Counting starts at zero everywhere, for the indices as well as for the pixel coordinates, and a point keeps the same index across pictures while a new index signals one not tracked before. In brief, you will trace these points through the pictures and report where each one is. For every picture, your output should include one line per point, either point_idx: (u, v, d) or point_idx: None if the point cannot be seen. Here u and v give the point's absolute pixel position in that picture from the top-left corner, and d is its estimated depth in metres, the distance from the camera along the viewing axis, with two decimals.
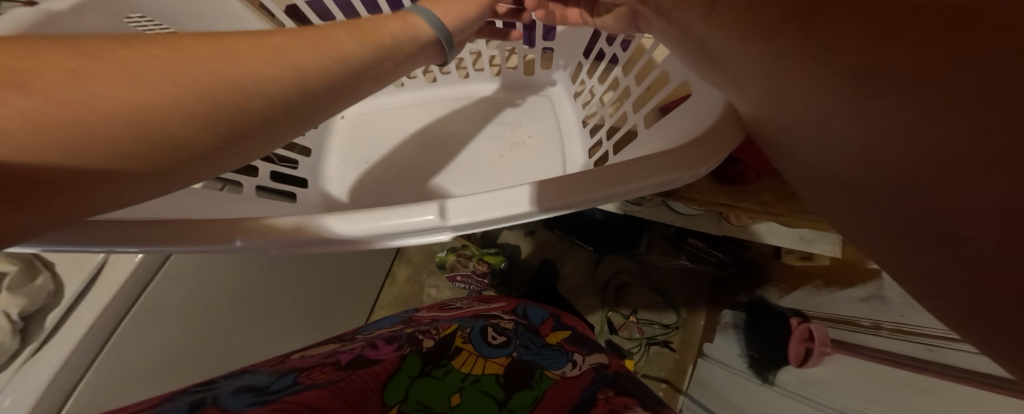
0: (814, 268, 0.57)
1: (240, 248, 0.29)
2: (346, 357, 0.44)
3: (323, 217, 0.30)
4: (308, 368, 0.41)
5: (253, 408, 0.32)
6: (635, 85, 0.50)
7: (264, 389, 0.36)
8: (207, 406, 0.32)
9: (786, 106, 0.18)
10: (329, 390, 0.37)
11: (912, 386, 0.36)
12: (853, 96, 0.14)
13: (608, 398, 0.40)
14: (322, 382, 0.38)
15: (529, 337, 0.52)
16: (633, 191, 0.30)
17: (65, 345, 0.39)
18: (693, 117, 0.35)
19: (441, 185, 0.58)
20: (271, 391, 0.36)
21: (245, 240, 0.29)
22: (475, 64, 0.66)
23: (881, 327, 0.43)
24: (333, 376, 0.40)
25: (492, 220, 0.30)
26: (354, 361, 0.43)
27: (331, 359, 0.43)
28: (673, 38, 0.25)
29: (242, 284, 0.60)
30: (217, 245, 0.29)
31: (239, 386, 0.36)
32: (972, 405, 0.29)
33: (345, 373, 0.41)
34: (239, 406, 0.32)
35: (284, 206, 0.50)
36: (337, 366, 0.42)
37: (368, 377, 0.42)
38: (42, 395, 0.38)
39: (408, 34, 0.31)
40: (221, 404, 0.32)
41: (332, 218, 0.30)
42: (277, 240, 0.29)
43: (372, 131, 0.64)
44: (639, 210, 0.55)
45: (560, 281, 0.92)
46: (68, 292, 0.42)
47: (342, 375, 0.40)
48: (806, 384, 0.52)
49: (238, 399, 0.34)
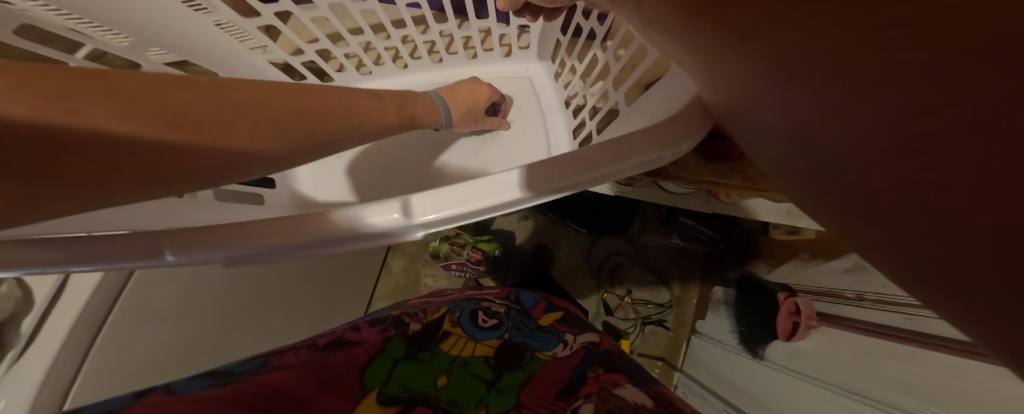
0: (799, 241, 0.58)
1: (172, 262, 0.27)
2: (324, 339, 0.43)
3: (343, 210, 0.28)
4: (281, 351, 0.40)
5: (209, 390, 0.31)
6: (614, 59, 0.47)
7: (226, 372, 0.35)
8: (157, 392, 0.30)
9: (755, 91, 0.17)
10: (302, 371, 0.37)
11: (894, 354, 0.37)
12: (840, 78, 0.12)
13: (598, 375, 0.39)
14: (293, 363, 0.38)
15: (521, 320, 0.52)
16: (619, 172, 0.29)
17: (46, 348, 0.38)
18: (676, 88, 0.33)
19: (447, 162, 0.59)
20: (233, 373, 0.35)
21: (176, 254, 0.27)
22: (448, 47, 0.61)
23: (863, 298, 0.43)
24: (307, 357, 0.39)
25: (460, 216, 0.28)
26: (332, 343, 0.43)
27: (308, 342, 0.43)
28: (635, 18, 0.22)
29: (232, 288, 0.57)
30: (152, 260, 0.27)
31: (197, 373, 0.35)
32: (961, 376, 0.29)
33: (323, 354, 0.40)
34: (193, 389, 0.31)
35: (253, 212, 0.48)
36: (314, 348, 0.41)
37: (346, 358, 0.41)
38: (37, 392, 0.37)
39: (429, 109, 0.48)
40: (173, 389, 0.31)
41: (351, 208, 0.28)
42: (219, 248, 0.27)
43: None
44: (630, 191, 0.54)
45: (555, 265, 0.92)
46: (39, 296, 0.40)
47: (317, 357, 0.40)
48: (795, 359, 0.53)
49: (194, 383, 0.33)
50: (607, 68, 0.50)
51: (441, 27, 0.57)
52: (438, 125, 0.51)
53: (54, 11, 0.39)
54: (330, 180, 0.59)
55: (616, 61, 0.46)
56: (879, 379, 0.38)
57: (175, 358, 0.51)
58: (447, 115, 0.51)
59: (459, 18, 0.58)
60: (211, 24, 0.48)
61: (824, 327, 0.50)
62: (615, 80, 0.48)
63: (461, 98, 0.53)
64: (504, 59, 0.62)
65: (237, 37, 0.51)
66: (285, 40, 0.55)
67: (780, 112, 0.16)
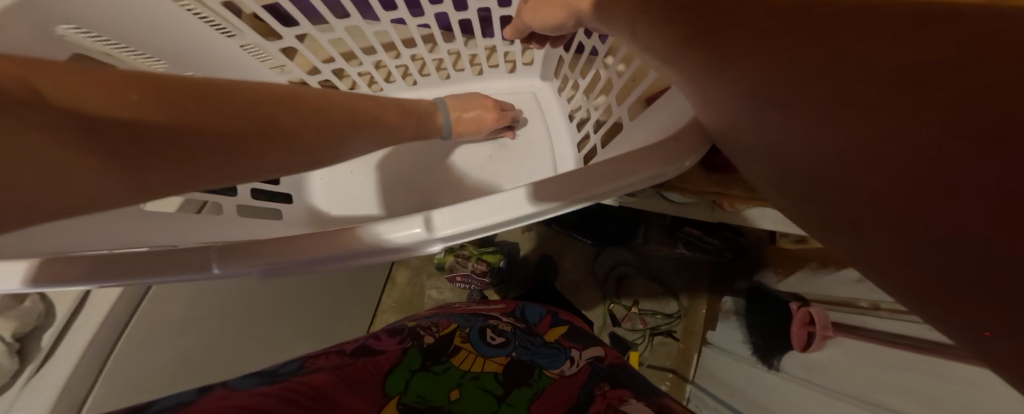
0: (806, 250, 0.57)
1: (218, 274, 0.28)
2: (350, 347, 0.44)
3: (372, 225, 0.29)
4: (313, 356, 0.41)
5: (261, 387, 0.33)
6: (617, 75, 0.48)
7: (271, 372, 0.36)
8: (216, 388, 0.32)
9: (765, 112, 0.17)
10: (334, 375, 0.37)
11: (913, 367, 0.36)
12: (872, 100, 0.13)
13: (605, 392, 0.39)
14: (328, 366, 0.39)
15: (527, 338, 0.52)
16: (626, 186, 0.30)
17: (62, 365, 0.39)
18: (675, 106, 0.34)
19: (453, 178, 0.60)
20: (278, 373, 0.36)
21: (223, 267, 0.28)
22: (455, 64, 0.64)
23: (880, 307, 0.42)
24: (338, 361, 0.40)
25: (482, 228, 0.29)
26: (358, 349, 0.44)
27: (335, 348, 0.44)
28: (645, 37, 0.23)
29: (244, 302, 0.59)
30: (195, 272, 0.28)
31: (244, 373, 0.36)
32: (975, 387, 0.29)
33: (351, 359, 0.41)
34: (247, 385, 0.33)
35: (270, 227, 0.50)
36: (343, 353, 0.43)
37: (371, 365, 0.42)
38: (57, 400, 0.38)
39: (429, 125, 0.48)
40: (230, 385, 0.33)
41: (374, 225, 0.29)
42: (258, 264, 0.29)
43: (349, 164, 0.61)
44: (634, 202, 0.54)
45: (561, 275, 0.93)
46: (60, 310, 0.41)
47: (348, 361, 0.41)
48: (813, 370, 0.51)
49: (246, 381, 0.34)
50: (610, 83, 0.51)
51: (449, 47, 0.59)
52: (439, 136, 0.52)
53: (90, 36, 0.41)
54: (341, 194, 0.60)
55: (618, 77, 0.48)
56: (906, 394, 0.36)
57: (186, 368, 0.52)
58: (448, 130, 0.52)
59: (466, 36, 0.60)
60: (235, 47, 0.50)
61: (839, 337, 0.48)
62: (618, 94, 0.49)
63: (467, 124, 0.54)
64: (509, 74, 0.63)
65: (258, 57, 0.53)
66: (302, 59, 0.57)
67: (790, 129, 0.16)
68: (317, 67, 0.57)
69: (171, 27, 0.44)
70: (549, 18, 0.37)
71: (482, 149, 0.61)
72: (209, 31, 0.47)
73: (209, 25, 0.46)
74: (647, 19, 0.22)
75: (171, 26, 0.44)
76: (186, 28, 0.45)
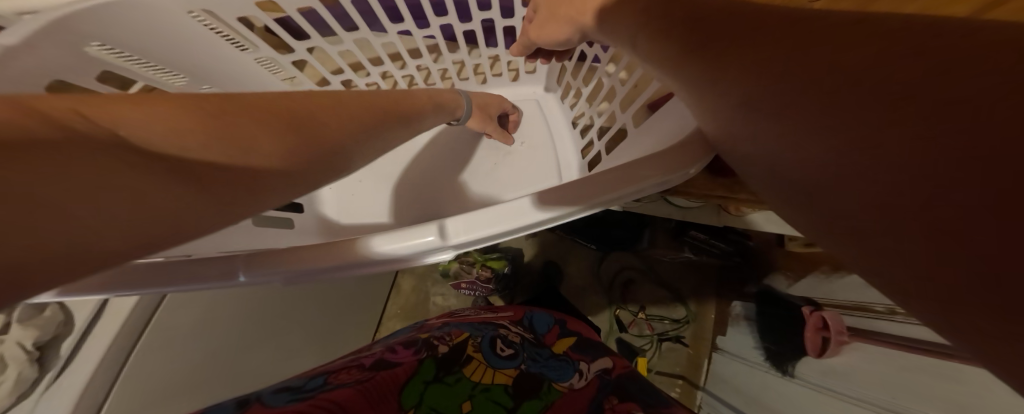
0: (818, 253, 0.56)
1: (243, 282, 0.29)
2: (369, 360, 0.46)
3: (370, 237, 0.30)
4: (337, 370, 0.43)
5: (292, 405, 0.35)
6: (620, 83, 0.49)
7: (299, 387, 0.39)
8: (253, 404, 0.35)
9: (762, 121, 0.18)
10: (357, 390, 0.39)
11: (930, 370, 0.35)
12: (863, 111, 0.13)
13: (613, 406, 0.39)
14: (350, 381, 0.40)
15: (535, 350, 0.52)
16: (638, 190, 0.30)
17: (77, 375, 0.39)
18: (679, 115, 0.35)
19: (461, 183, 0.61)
20: (306, 389, 0.38)
21: (247, 275, 0.29)
22: (461, 73, 0.64)
23: (897, 311, 0.40)
24: (360, 375, 0.42)
25: (489, 236, 0.30)
26: (375, 364, 0.45)
27: (355, 361, 0.45)
28: (651, 48, 0.23)
29: (252, 313, 0.60)
30: (219, 281, 0.29)
31: (277, 387, 0.39)
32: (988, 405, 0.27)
33: (371, 373, 0.43)
34: (279, 403, 0.35)
35: (281, 236, 0.51)
36: (363, 367, 0.44)
37: (390, 378, 0.43)
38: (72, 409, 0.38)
39: (453, 97, 0.48)
40: (264, 401, 0.36)
41: (374, 236, 0.30)
42: (278, 273, 0.30)
43: (360, 174, 0.62)
44: (638, 207, 0.54)
45: (565, 280, 0.93)
46: (79, 320, 0.42)
47: (367, 375, 0.42)
48: (828, 375, 0.50)
49: (278, 396, 0.37)
50: (614, 90, 0.52)
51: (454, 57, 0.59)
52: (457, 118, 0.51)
53: (119, 55, 0.43)
54: (351, 204, 0.61)
55: (621, 84, 0.48)
56: (920, 397, 0.35)
57: (199, 378, 0.53)
58: (467, 106, 0.51)
59: (470, 46, 0.61)
60: (251, 59, 0.52)
61: (856, 342, 0.47)
62: (622, 101, 0.50)
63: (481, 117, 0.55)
64: (512, 83, 0.64)
65: (269, 69, 0.55)
66: (312, 70, 0.59)
67: (782, 138, 0.17)
68: (326, 78, 0.59)
69: (185, 39, 0.46)
70: (555, 33, 0.38)
71: (490, 155, 0.62)
72: (223, 44, 0.49)
73: (225, 39, 0.48)
74: (650, 33, 0.23)
75: (187, 37, 0.46)
76: (203, 40, 0.47)
